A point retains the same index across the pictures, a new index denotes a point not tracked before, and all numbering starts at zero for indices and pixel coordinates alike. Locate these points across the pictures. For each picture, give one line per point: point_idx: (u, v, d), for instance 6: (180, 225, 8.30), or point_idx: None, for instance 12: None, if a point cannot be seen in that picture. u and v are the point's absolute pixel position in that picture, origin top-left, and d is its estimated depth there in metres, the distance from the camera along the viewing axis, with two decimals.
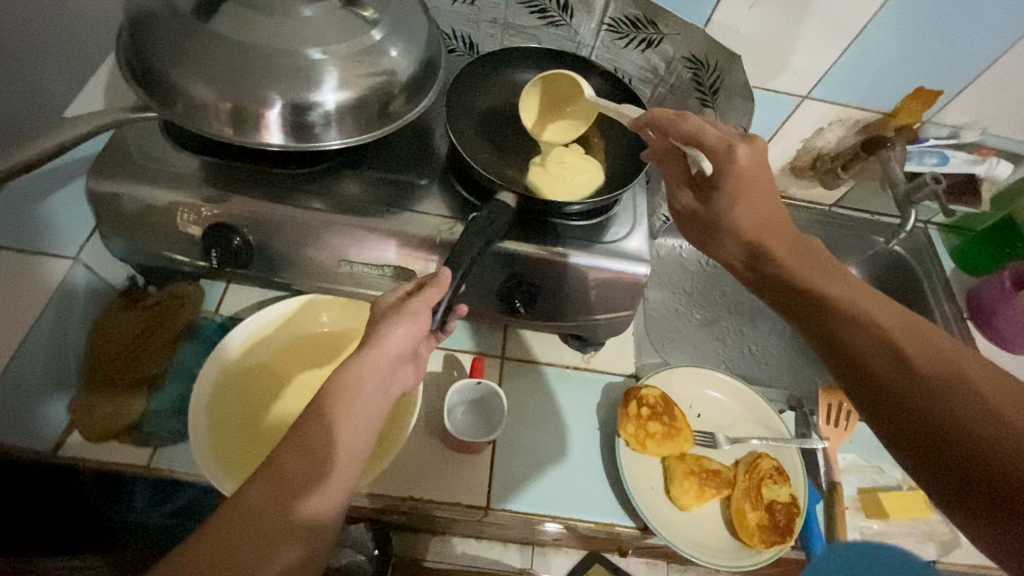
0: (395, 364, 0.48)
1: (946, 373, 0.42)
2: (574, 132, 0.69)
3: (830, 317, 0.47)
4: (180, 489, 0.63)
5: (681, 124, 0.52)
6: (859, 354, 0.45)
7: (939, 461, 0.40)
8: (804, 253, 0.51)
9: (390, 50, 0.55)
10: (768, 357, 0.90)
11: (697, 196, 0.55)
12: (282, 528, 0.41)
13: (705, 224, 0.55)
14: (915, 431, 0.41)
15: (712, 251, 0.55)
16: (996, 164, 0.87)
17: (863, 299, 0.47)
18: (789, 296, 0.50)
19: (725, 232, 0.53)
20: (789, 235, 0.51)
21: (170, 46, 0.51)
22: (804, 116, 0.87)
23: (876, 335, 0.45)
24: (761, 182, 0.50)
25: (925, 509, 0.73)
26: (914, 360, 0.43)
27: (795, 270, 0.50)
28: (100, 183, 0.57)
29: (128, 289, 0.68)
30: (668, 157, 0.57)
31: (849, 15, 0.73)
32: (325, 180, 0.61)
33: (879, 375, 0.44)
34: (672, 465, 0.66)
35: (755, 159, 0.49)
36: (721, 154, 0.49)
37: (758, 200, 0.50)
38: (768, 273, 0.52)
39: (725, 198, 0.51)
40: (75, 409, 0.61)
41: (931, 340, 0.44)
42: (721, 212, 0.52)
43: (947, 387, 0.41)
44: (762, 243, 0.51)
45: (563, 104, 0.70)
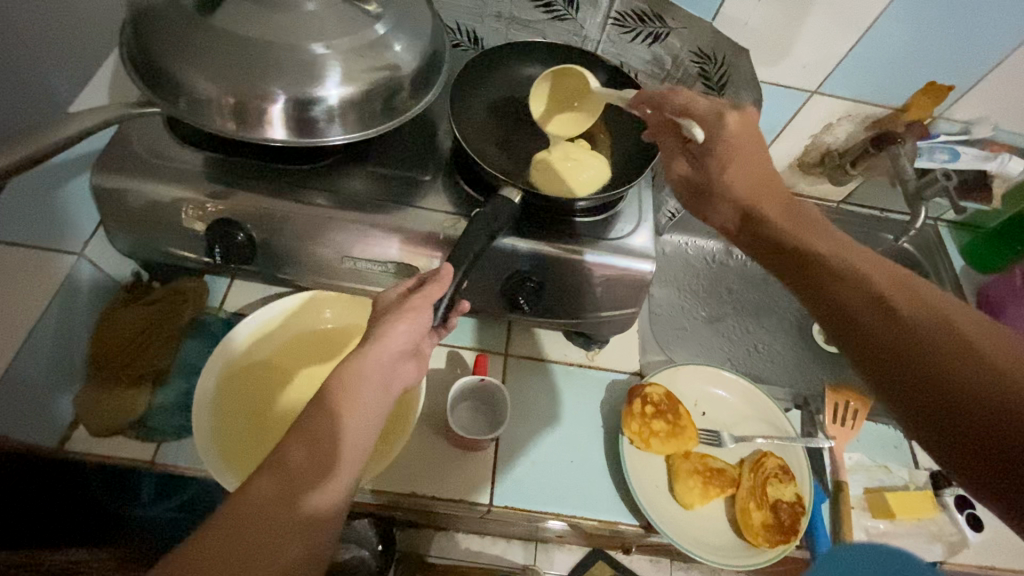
0: (396, 360, 0.48)
1: (927, 312, 0.39)
2: (579, 127, 0.68)
3: (814, 269, 0.46)
4: (183, 484, 0.64)
5: (674, 97, 0.58)
6: (841, 302, 0.43)
7: (924, 402, 0.37)
8: (791, 210, 0.52)
9: (393, 45, 0.55)
10: (775, 354, 0.89)
11: (689, 164, 0.59)
12: (288, 513, 0.41)
13: (697, 188, 0.58)
14: (899, 371, 0.38)
15: (705, 217, 0.57)
16: (1008, 160, 0.86)
17: (847, 250, 0.46)
18: (777, 252, 0.50)
19: (718, 196, 0.55)
20: (777, 197, 0.53)
21: (173, 41, 0.50)
22: (814, 111, 0.86)
23: (856, 280, 0.43)
24: (752, 146, 0.55)
25: (932, 509, 0.72)
26: (897, 304, 0.40)
27: (782, 228, 0.50)
28: (105, 178, 0.56)
29: (132, 283, 0.70)
30: (664, 133, 0.62)
31: (860, 8, 0.72)
32: (329, 175, 0.61)
33: (862, 321, 0.41)
34: (676, 463, 0.66)
35: (743, 125, 0.55)
36: (712, 121, 0.56)
37: (749, 165, 0.54)
38: (758, 233, 0.52)
39: (716, 160, 0.56)
40: (80, 403, 0.62)
41: (912, 285, 0.41)
42: (712, 176, 0.56)
43: (929, 327, 0.38)
44: (755, 205, 0.53)
45: (574, 99, 0.69)
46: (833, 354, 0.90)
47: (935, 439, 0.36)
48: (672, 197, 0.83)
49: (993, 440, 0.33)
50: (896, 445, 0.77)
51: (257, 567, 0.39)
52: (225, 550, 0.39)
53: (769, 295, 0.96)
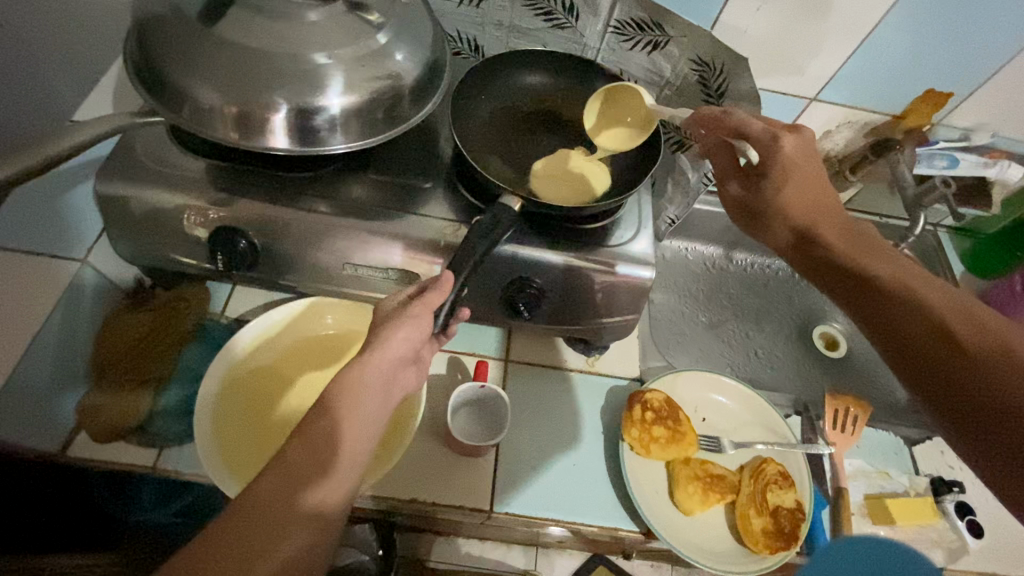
0: (397, 367, 0.48)
1: (987, 340, 0.42)
2: (630, 142, 0.68)
3: (874, 292, 0.49)
4: (182, 490, 0.63)
5: (728, 119, 0.59)
6: (901, 327, 0.46)
7: (976, 422, 0.39)
8: (849, 234, 0.54)
9: (395, 54, 0.55)
10: (775, 360, 0.89)
11: (742, 184, 0.60)
12: (287, 510, 0.42)
13: (751, 209, 0.59)
14: (955, 392, 0.41)
15: (758, 237, 0.59)
16: (1007, 166, 0.86)
17: (909, 276, 0.48)
18: (835, 272, 0.52)
19: (772, 216, 0.57)
20: (836, 221, 0.55)
21: (176, 50, 0.51)
22: (813, 118, 0.86)
23: (918, 306, 0.46)
24: (809, 169, 0.56)
25: (932, 516, 0.72)
26: (957, 331, 0.43)
27: (841, 252, 0.53)
28: (107, 186, 0.57)
29: (134, 290, 0.69)
30: (717, 152, 0.62)
31: (858, 17, 0.73)
32: (330, 182, 0.62)
33: (920, 345, 0.44)
34: (676, 469, 0.66)
35: (800, 148, 0.56)
36: (768, 142, 0.56)
37: (807, 185, 0.56)
38: (814, 255, 0.54)
39: (770, 182, 0.57)
40: (82, 407, 0.62)
41: (971, 312, 0.44)
42: (765, 196, 0.57)
43: (987, 355, 0.41)
44: (811, 227, 0.55)
45: (626, 116, 0.69)
46: (833, 360, 0.90)
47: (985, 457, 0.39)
48: (671, 203, 0.84)
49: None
50: (896, 451, 0.77)
51: (256, 564, 0.39)
52: (230, 545, 0.40)
53: (769, 300, 0.96)
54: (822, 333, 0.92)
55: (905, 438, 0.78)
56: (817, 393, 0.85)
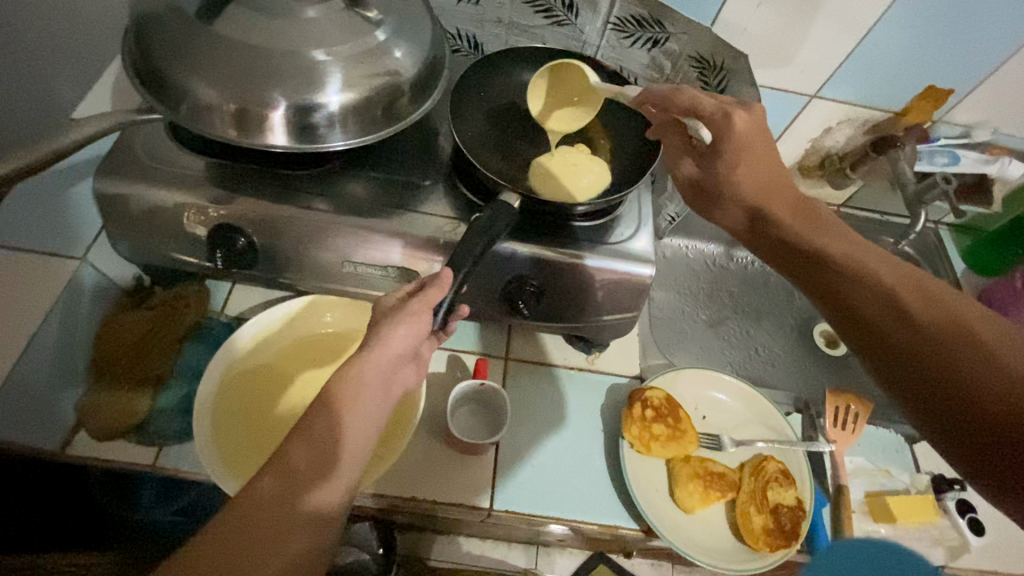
0: (395, 364, 0.48)
1: (943, 318, 0.42)
2: (577, 122, 0.70)
3: (831, 272, 0.48)
4: (184, 489, 0.63)
5: (678, 96, 0.56)
6: (859, 308, 0.45)
7: (943, 407, 0.39)
8: (802, 209, 0.52)
9: (394, 51, 0.55)
10: (776, 358, 0.89)
11: (695, 163, 0.59)
12: (289, 512, 0.41)
13: (705, 189, 0.57)
14: (919, 377, 0.41)
15: (713, 218, 0.57)
16: (1008, 164, 0.85)
17: (862, 253, 0.48)
18: (790, 253, 0.51)
19: (726, 197, 0.55)
20: (789, 195, 0.53)
21: (174, 48, 0.51)
22: (814, 115, 0.86)
23: (874, 286, 0.45)
24: (763, 143, 0.53)
25: (933, 514, 0.72)
26: (913, 310, 0.43)
27: (796, 230, 0.51)
28: (106, 184, 0.57)
29: (134, 288, 0.69)
30: (670, 131, 0.62)
31: (858, 13, 0.72)
32: (330, 180, 0.61)
33: (880, 327, 0.44)
34: (677, 467, 0.66)
35: (751, 124, 0.53)
36: (720, 122, 0.53)
37: (758, 162, 0.53)
38: (769, 235, 0.53)
39: (723, 162, 0.54)
40: (81, 406, 0.62)
41: (929, 290, 0.44)
42: (720, 176, 0.55)
43: (945, 334, 0.41)
44: (765, 205, 0.53)
45: (573, 95, 0.71)
46: (833, 357, 0.90)
47: (953, 442, 0.39)
48: (672, 201, 0.83)
49: (1004, 442, 0.36)
50: (897, 448, 0.77)
51: (261, 567, 0.39)
52: (234, 550, 0.40)
53: (770, 298, 0.96)
54: (822, 330, 0.92)
55: (906, 435, 0.78)
56: (818, 391, 0.85)
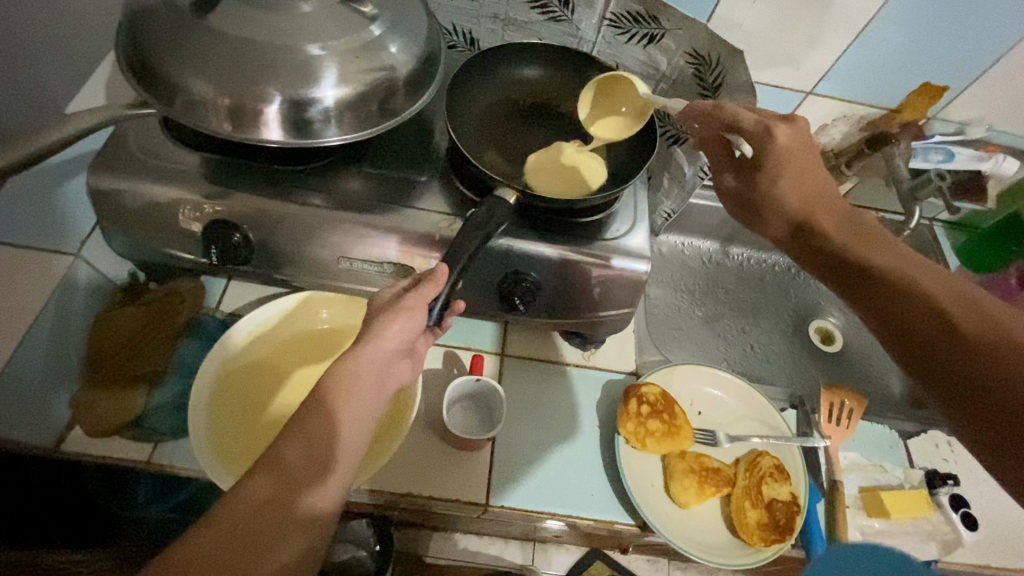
0: (390, 360, 0.48)
1: (989, 329, 0.41)
2: (623, 132, 0.67)
3: (874, 283, 0.48)
4: (178, 486, 0.64)
5: (719, 112, 0.58)
6: (903, 317, 0.45)
7: (977, 410, 0.39)
8: (848, 224, 0.54)
9: (389, 46, 0.55)
10: (771, 354, 0.89)
11: (737, 177, 0.60)
12: (287, 512, 0.41)
13: (747, 202, 0.59)
14: (959, 382, 0.41)
15: (758, 231, 0.59)
16: (1003, 160, 0.86)
17: (908, 265, 0.48)
18: (834, 265, 0.52)
19: (770, 210, 0.57)
20: (833, 212, 0.55)
21: (167, 42, 0.51)
22: (810, 111, 0.86)
23: (918, 296, 0.45)
24: (807, 158, 0.55)
25: (926, 509, 0.72)
26: (958, 319, 0.43)
27: (840, 243, 0.52)
28: (100, 179, 0.57)
29: (129, 284, 0.69)
30: (711, 142, 0.62)
31: (854, 10, 0.72)
32: (326, 175, 0.61)
33: (921, 333, 0.44)
34: (671, 463, 0.66)
35: (793, 138, 0.54)
36: (761, 135, 0.55)
37: (802, 177, 0.55)
38: (813, 247, 0.54)
39: (765, 175, 0.56)
40: (76, 403, 0.62)
41: (973, 300, 0.44)
42: (762, 189, 0.57)
43: (988, 342, 0.40)
44: (809, 218, 0.55)
45: (620, 105, 0.68)
46: (828, 354, 0.90)
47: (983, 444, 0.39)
48: (668, 198, 0.84)
49: None
50: (891, 444, 0.77)
51: (255, 566, 0.39)
52: (231, 547, 0.39)
53: (766, 295, 0.96)
54: (817, 327, 0.93)
55: (900, 431, 0.79)
56: (813, 387, 0.85)
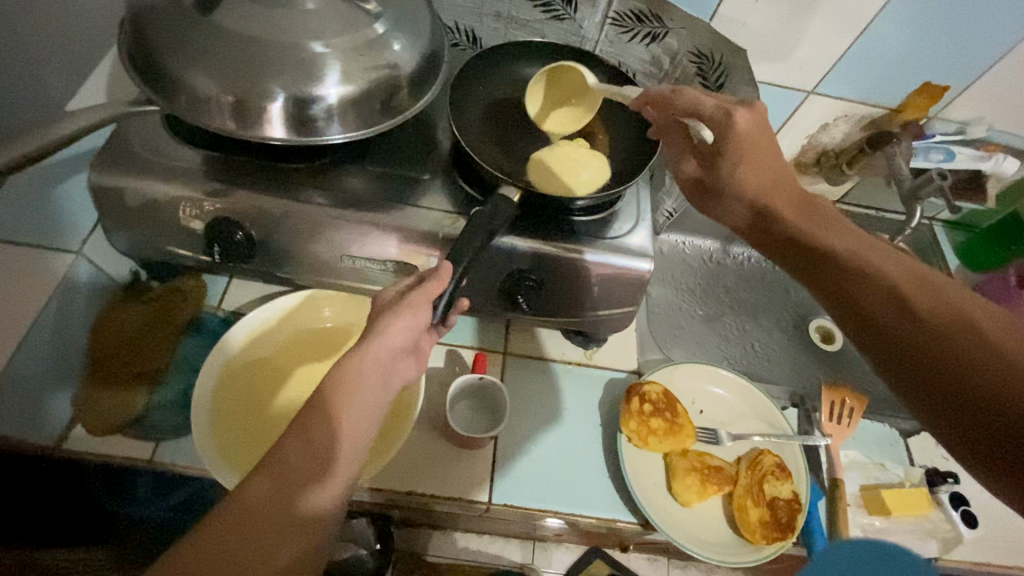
0: (394, 357, 0.48)
1: (950, 315, 0.41)
2: (574, 124, 0.70)
3: (834, 266, 0.48)
4: (179, 485, 0.63)
5: (678, 98, 0.57)
6: (862, 303, 0.45)
7: (939, 397, 0.39)
8: (806, 208, 0.54)
9: (392, 44, 0.55)
10: (771, 353, 0.89)
11: (698, 164, 0.60)
12: (286, 512, 0.41)
13: (707, 188, 0.58)
14: (921, 367, 0.41)
15: (718, 217, 0.58)
16: (1004, 159, 0.86)
17: (868, 250, 0.48)
18: (795, 250, 0.52)
19: (730, 196, 0.56)
20: (792, 196, 0.54)
21: (171, 40, 0.51)
22: (811, 111, 0.86)
23: (876, 281, 0.45)
24: (765, 141, 0.54)
25: (926, 507, 0.72)
26: (916, 303, 0.43)
27: (800, 228, 0.52)
28: (102, 176, 0.56)
29: (132, 282, 0.69)
30: (670, 130, 0.63)
31: (856, 9, 0.73)
32: (328, 173, 0.61)
33: (882, 319, 0.44)
34: (674, 461, 0.66)
35: (752, 122, 0.53)
36: (721, 120, 0.54)
37: (762, 164, 0.54)
38: (773, 232, 0.54)
39: (727, 161, 0.55)
40: (77, 401, 0.61)
41: (931, 283, 0.44)
42: (724, 176, 0.56)
43: (947, 327, 0.40)
44: (769, 204, 0.54)
45: (571, 96, 0.70)
46: (829, 352, 0.91)
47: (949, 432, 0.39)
48: (670, 197, 0.84)
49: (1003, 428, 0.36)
50: (891, 443, 0.78)
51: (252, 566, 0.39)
52: (233, 545, 0.39)
53: (766, 294, 0.96)
54: (818, 326, 0.93)
55: (900, 429, 0.79)
56: (814, 386, 0.86)
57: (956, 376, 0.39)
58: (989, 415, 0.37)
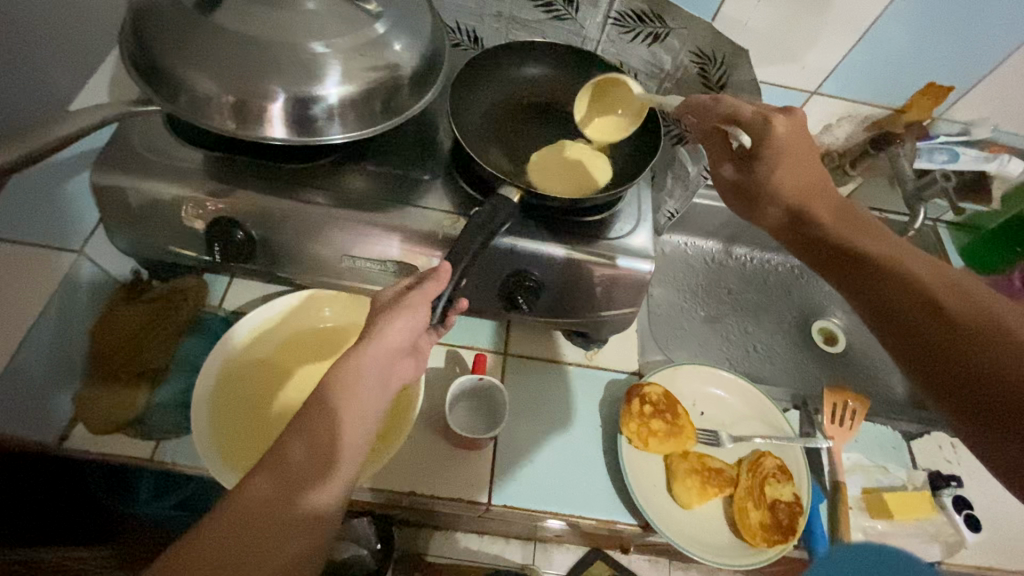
0: (392, 357, 0.48)
1: (981, 319, 0.41)
2: (615, 132, 0.69)
3: (867, 269, 0.48)
4: (181, 483, 0.63)
5: (717, 106, 0.57)
6: (893, 301, 0.45)
7: (966, 394, 0.39)
8: (843, 214, 0.54)
9: (393, 44, 0.55)
10: (774, 354, 0.89)
11: (735, 167, 0.59)
12: (287, 511, 0.41)
13: (745, 192, 0.58)
14: (948, 367, 0.40)
15: (754, 220, 0.59)
16: (1007, 161, 0.86)
17: (904, 254, 0.48)
18: (830, 252, 0.52)
19: (766, 198, 0.57)
20: (830, 203, 0.55)
21: (172, 40, 0.51)
22: (815, 111, 0.86)
23: (911, 284, 0.45)
24: (803, 148, 0.55)
25: (929, 510, 0.72)
26: (949, 307, 0.43)
27: (837, 231, 0.52)
28: (104, 176, 0.57)
29: (132, 282, 0.69)
30: (710, 137, 0.60)
31: (859, 8, 0.72)
32: (329, 173, 0.61)
33: (912, 320, 0.44)
34: (674, 463, 0.66)
35: (791, 128, 0.54)
36: (760, 127, 0.55)
37: (799, 166, 0.55)
38: (812, 237, 0.54)
39: (763, 164, 0.56)
40: (79, 400, 0.62)
41: (965, 289, 0.44)
42: (759, 178, 0.56)
43: (978, 330, 0.40)
44: (807, 207, 0.55)
45: (618, 106, 0.69)
46: (832, 354, 0.90)
47: (971, 428, 0.39)
48: (672, 198, 0.84)
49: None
50: (894, 445, 0.77)
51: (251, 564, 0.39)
52: (231, 540, 0.40)
53: (768, 295, 0.96)
54: (821, 327, 0.93)
55: (903, 432, 0.79)
56: (816, 387, 0.85)
57: (984, 376, 0.38)
58: (1014, 413, 0.37)
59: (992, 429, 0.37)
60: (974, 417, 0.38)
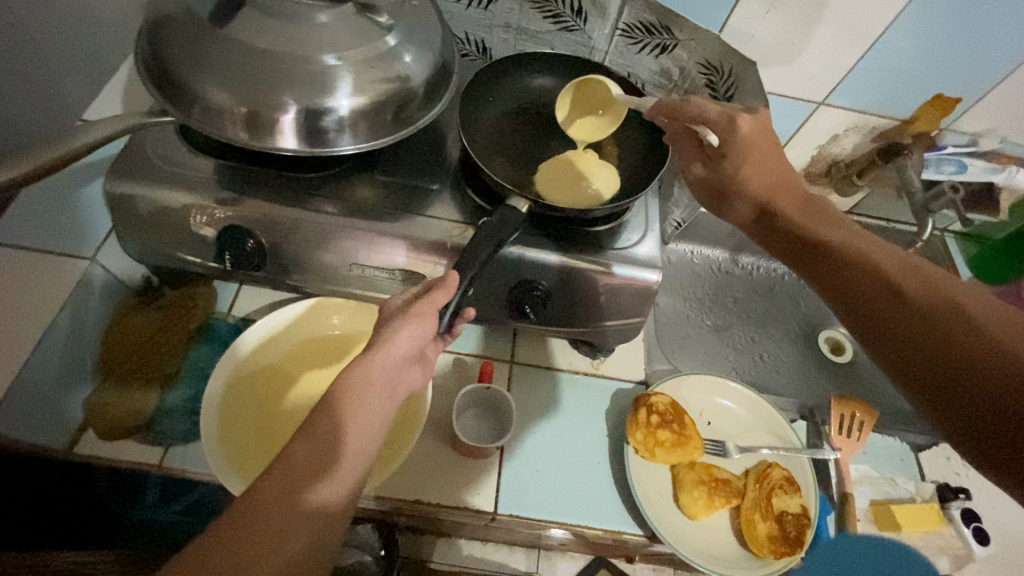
0: (400, 366, 0.48)
1: (939, 299, 0.41)
2: (601, 133, 0.69)
3: (829, 259, 0.49)
4: (187, 489, 0.63)
5: (686, 106, 0.59)
6: (854, 288, 0.46)
7: (931, 377, 0.39)
8: (808, 204, 0.54)
9: (404, 56, 0.55)
10: (780, 364, 0.88)
11: (705, 166, 0.60)
12: (280, 507, 0.41)
13: (716, 189, 0.59)
14: (912, 351, 0.40)
15: (724, 216, 0.59)
16: (1016, 173, 0.85)
17: (866, 242, 0.48)
18: (792, 243, 0.52)
19: (735, 194, 0.57)
20: (795, 196, 0.55)
21: (186, 52, 0.51)
22: (822, 121, 0.86)
23: (870, 270, 0.46)
24: (768, 146, 0.57)
25: (937, 523, 0.72)
26: (909, 290, 0.43)
27: (801, 223, 0.52)
28: (118, 185, 0.57)
29: (143, 288, 0.70)
30: (681, 137, 0.63)
31: (868, 20, 0.72)
32: (339, 183, 0.62)
33: (873, 304, 0.44)
34: (682, 473, 0.66)
35: (755, 127, 0.57)
36: (724, 125, 0.57)
37: (763, 164, 0.56)
38: (776, 229, 0.54)
39: (731, 161, 0.57)
40: (90, 404, 0.63)
41: (924, 271, 0.44)
42: (728, 175, 0.57)
43: (938, 310, 0.40)
44: (772, 201, 0.55)
45: (598, 107, 0.70)
46: (838, 364, 0.90)
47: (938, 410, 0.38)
48: (678, 207, 0.84)
49: (987, 402, 0.36)
50: (902, 457, 0.77)
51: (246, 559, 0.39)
52: (235, 540, 0.40)
53: (774, 304, 0.96)
54: (827, 337, 0.93)
55: (911, 444, 0.78)
56: (822, 397, 0.85)
57: (945, 356, 0.38)
58: (975, 390, 0.37)
59: (956, 409, 0.37)
60: (940, 398, 0.38)
